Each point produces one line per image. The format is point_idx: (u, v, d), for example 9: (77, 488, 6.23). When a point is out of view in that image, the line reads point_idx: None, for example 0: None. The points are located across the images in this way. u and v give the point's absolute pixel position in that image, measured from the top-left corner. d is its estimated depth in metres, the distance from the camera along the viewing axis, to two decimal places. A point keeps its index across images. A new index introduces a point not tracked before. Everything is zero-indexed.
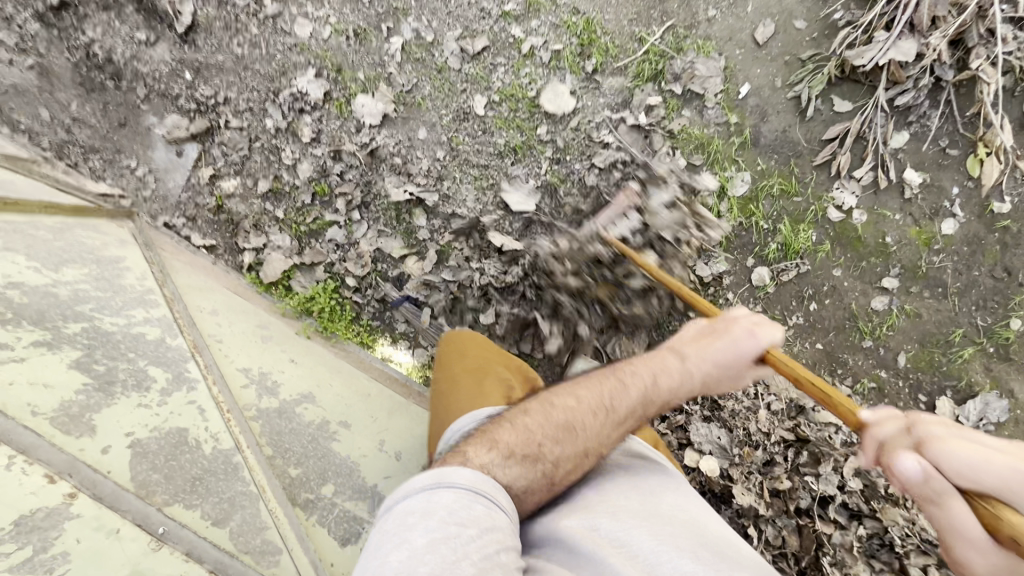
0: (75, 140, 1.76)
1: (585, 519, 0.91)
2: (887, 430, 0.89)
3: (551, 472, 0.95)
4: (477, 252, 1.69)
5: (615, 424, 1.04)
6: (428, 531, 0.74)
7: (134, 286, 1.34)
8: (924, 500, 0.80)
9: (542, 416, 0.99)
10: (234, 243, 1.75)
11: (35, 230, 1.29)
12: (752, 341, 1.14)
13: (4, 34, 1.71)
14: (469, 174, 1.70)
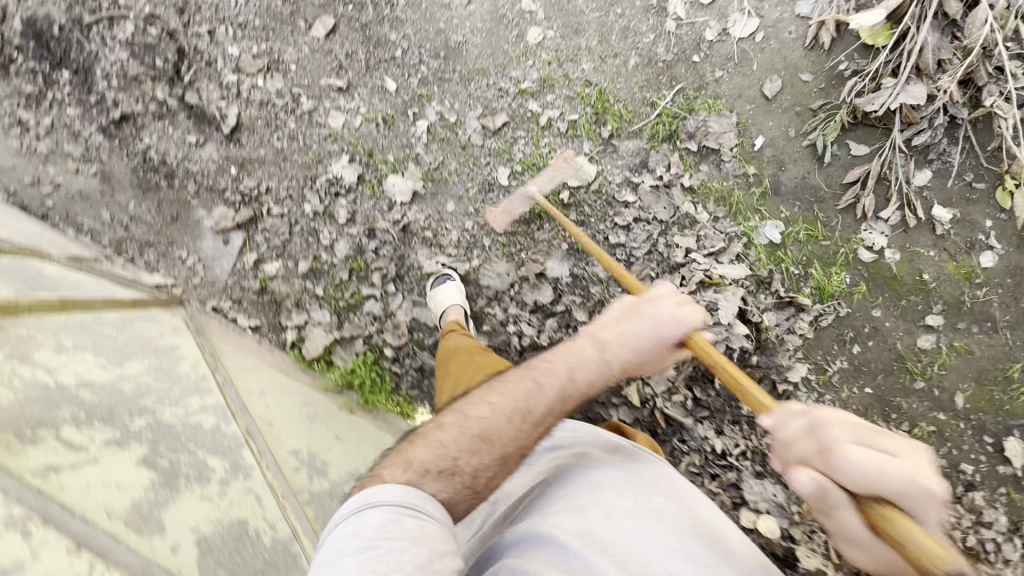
0: (130, 235, 1.89)
1: (579, 516, 0.93)
2: (791, 431, 0.81)
3: (472, 483, 0.95)
4: (510, 315, 1.73)
5: (531, 425, 1.02)
6: (359, 553, 0.75)
7: (189, 373, 1.40)
8: (817, 505, 0.78)
9: (456, 430, 0.99)
10: (277, 323, 1.83)
11: (99, 326, 1.40)
12: (672, 323, 1.12)
13: (73, 147, 1.90)
14: (497, 242, 1.77)
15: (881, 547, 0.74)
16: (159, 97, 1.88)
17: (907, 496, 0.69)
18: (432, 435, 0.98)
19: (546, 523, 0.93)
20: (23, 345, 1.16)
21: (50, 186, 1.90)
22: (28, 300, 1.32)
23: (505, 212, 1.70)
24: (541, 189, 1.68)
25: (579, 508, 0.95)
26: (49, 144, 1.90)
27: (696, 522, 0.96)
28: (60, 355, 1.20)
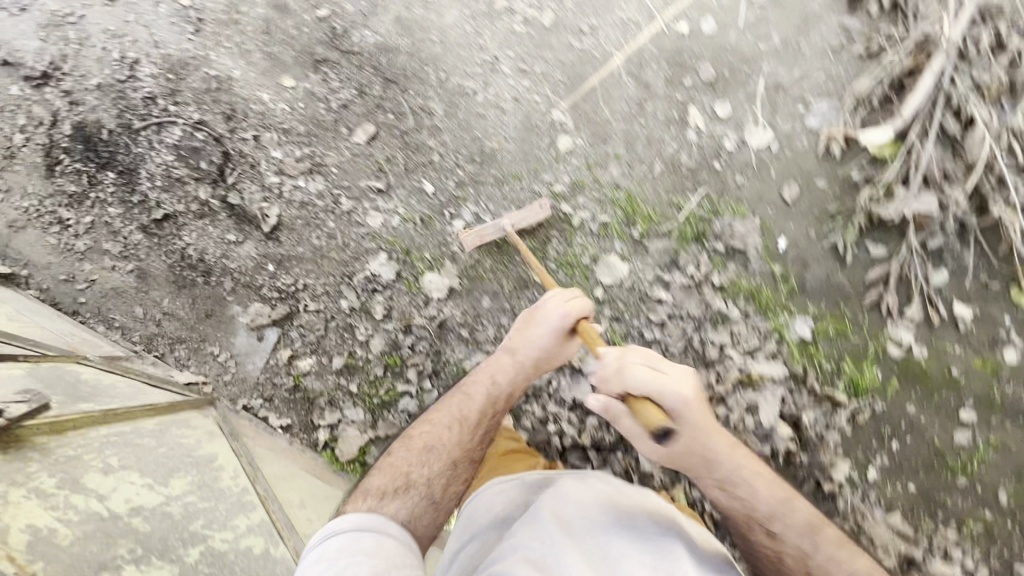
0: (162, 332, 1.88)
1: (563, 524, 1.08)
2: (602, 361, 1.22)
3: (427, 491, 1.25)
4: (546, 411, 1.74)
5: (472, 426, 1.36)
6: (328, 566, 0.99)
7: (231, 487, 1.35)
8: (608, 412, 1.22)
9: (406, 450, 1.32)
10: (309, 421, 1.80)
11: (140, 439, 1.36)
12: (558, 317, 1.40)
13: (111, 245, 1.92)
14: None
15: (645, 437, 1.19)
16: (202, 197, 1.93)
17: (678, 400, 1.14)
18: (397, 454, 1.31)
19: (534, 533, 1.06)
20: (72, 470, 1.13)
21: (84, 283, 1.90)
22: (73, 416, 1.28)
23: (478, 235, 1.82)
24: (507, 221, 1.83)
25: (564, 521, 1.09)
26: (86, 242, 1.92)
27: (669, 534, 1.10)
28: (108, 478, 1.16)
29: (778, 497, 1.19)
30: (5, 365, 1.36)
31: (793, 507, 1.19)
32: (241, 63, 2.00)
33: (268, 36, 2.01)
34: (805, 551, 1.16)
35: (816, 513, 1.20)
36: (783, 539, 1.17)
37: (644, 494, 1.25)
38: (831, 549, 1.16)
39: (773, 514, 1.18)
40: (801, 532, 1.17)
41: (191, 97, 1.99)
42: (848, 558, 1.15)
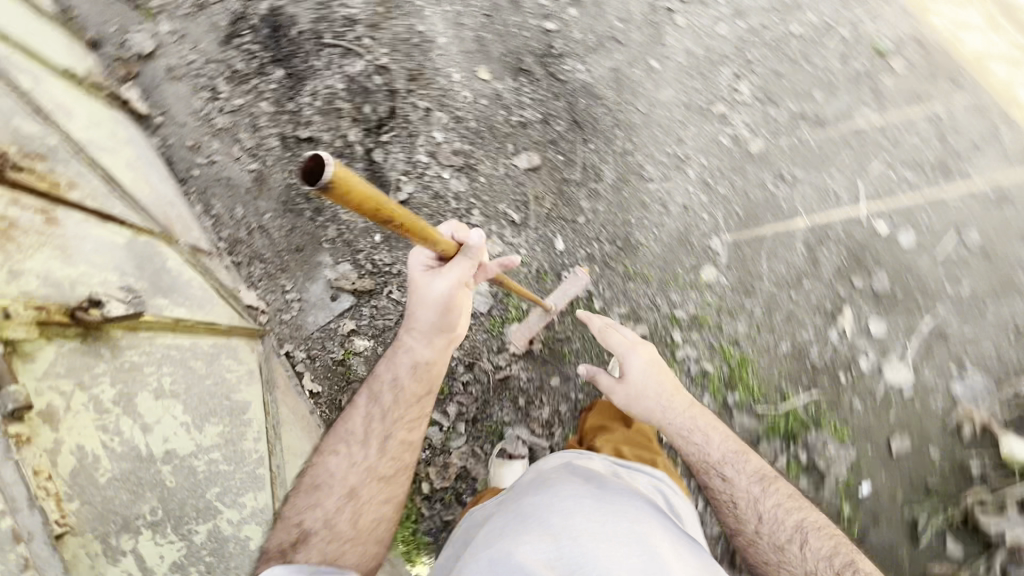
0: (249, 242, 1.83)
1: (549, 541, 0.98)
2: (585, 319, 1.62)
3: (327, 534, 1.12)
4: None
5: (365, 439, 1.22)
6: None
7: (252, 450, 1.28)
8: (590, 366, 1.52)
9: (302, 491, 1.18)
10: (337, 399, 1.76)
11: (195, 361, 1.28)
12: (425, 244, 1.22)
13: (246, 137, 1.87)
14: None
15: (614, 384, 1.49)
16: (349, 139, 1.87)
17: (631, 344, 1.52)
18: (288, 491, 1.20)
19: (517, 553, 0.95)
20: (130, 384, 1.10)
21: (204, 159, 1.86)
22: (150, 315, 1.22)
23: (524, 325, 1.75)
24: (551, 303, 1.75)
25: (551, 536, 0.99)
26: (226, 122, 1.88)
27: (657, 529, 1.04)
28: (157, 406, 1.12)
29: (731, 449, 1.37)
30: (109, 230, 1.31)
31: (743, 457, 1.35)
32: (449, 31, 1.91)
33: (487, 19, 1.92)
34: (755, 496, 1.29)
35: (766, 468, 1.34)
36: (734, 481, 1.32)
37: (607, 479, 1.19)
38: (777, 496, 1.29)
39: (723, 459, 1.35)
40: (749, 478, 1.32)
41: (387, 39, 1.91)
42: (799, 509, 1.27)
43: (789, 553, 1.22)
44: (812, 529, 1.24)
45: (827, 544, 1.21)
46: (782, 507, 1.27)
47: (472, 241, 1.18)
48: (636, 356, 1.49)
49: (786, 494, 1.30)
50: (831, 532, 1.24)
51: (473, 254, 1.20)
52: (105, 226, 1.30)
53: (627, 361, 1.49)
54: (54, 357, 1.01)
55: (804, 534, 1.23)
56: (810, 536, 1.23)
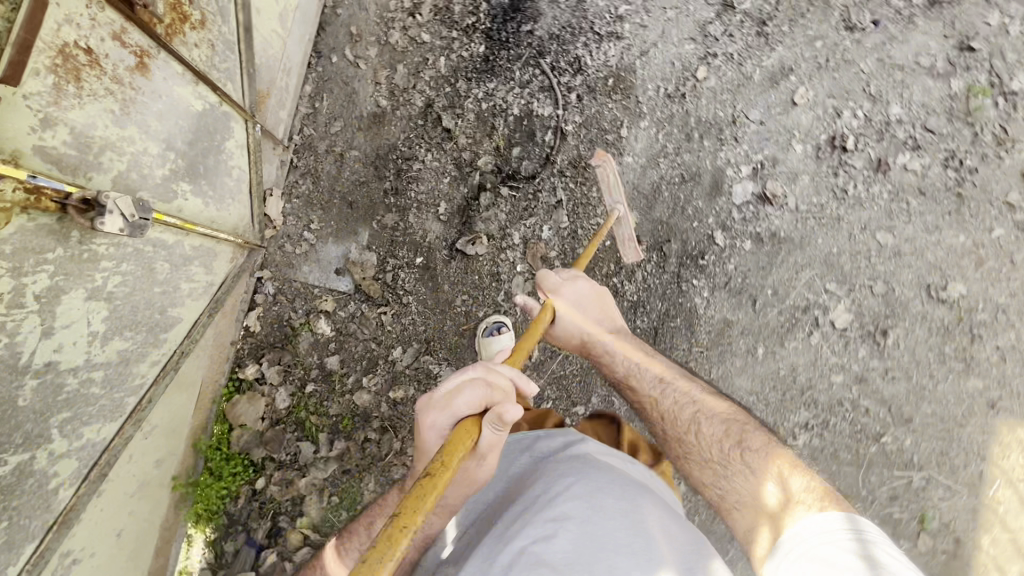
0: (319, 158, 1.68)
1: (536, 520, 0.86)
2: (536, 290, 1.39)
3: None
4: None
5: None
6: None
7: (138, 374, 1.22)
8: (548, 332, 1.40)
9: None
10: (264, 350, 1.66)
11: (161, 264, 1.20)
12: (434, 437, 0.93)
13: (401, 74, 1.69)
14: None
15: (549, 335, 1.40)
16: (477, 161, 1.70)
17: (562, 277, 1.40)
18: None
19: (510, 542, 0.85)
20: (70, 280, 0.96)
21: (351, 56, 1.68)
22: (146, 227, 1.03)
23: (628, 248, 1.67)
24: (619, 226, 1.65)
25: (535, 513, 0.87)
26: (397, 44, 1.69)
27: (653, 514, 0.89)
28: (79, 308, 1.00)
29: (638, 357, 1.30)
30: (196, 92, 1.16)
31: (651, 367, 1.28)
32: (641, 160, 1.75)
33: (678, 181, 1.76)
34: (660, 398, 1.21)
35: (674, 371, 1.27)
36: (639, 381, 1.26)
37: (585, 454, 1.03)
38: (677, 391, 1.20)
39: (630, 369, 1.29)
40: (653, 380, 1.24)
41: (588, 115, 1.73)
42: (705, 402, 1.16)
43: (696, 451, 1.09)
44: (706, 417, 1.11)
45: (721, 427, 1.08)
46: (686, 400, 1.17)
47: (505, 415, 0.91)
48: (567, 291, 1.37)
49: (693, 390, 1.20)
50: (732, 415, 1.12)
51: (501, 427, 0.92)
52: (192, 86, 1.15)
53: (562, 296, 1.37)
54: (9, 235, 0.82)
55: (700, 423, 1.11)
56: (703, 426, 1.10)
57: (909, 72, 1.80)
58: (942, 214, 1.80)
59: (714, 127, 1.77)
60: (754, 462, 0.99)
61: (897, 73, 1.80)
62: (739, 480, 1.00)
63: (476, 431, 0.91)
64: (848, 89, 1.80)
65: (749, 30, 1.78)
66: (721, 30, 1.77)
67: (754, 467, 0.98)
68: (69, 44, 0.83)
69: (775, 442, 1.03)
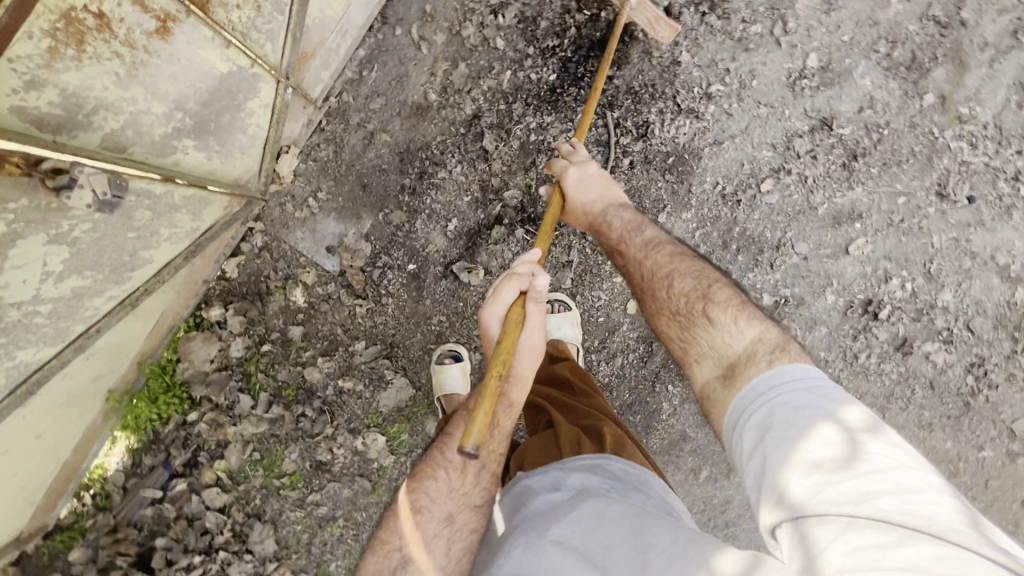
0: (348, 129, 1.60)
1: None
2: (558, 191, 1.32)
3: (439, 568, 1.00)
4: (216, 552, 1.65)
5: (463, 475, 1.05)
6: None
7: (92, 308, 1.21)
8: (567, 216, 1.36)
9: (398, 535, 1.02)
10: (234, 296, 1.65)
11: (143, 212, 1.15)
12: (493, 322, 1.09)
13: (460, 72, 1.58)
14: (301, 543, 1.68)
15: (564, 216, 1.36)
16: (503, 191, 1.60)
17: (570, 158, 1.35)
18: (389, 512, 1.08)
19: None
20: (30, 227, 0.93)
21: (416, 35, 1.57)
22: (136, 175, 1.02)
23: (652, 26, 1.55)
24: (631, 15, 1.53)
25: None
26: (468, 40, 1.57)
27: (589, 529, 0.84)
28: (37, 251, 0.97)
29: (630, 219, 1.28)
30: (224, 55, 1.10)
31: (639, 232, 1.25)
32: None
33: None
34: (642, 264, 1.20)
35: (662, 232, 1.24)
36: (627, 245, 1.24)
37: (535, 498, 0.98)
38: (662, 252, 1.19)
39: (622, 235, 1.26)
40: (638, 241, 1.23)
41: (634, 185, 1.62)
42: (681, 264, 1.16)
43: (668, 303, 1.13)
44: (680, 274, 1.13)
45: (693, 282, 1.11)
46: (665, 259, 1.18)
47: (538, 287, 1.09)
48: (573, 168, 1.32)
49: (675, 250, 1.20)
50: (703, 272, 1.13)
51: (540, 299, 1.09)
52: (222, 49, 1.08)
53: (569, 179, 1.31)
54: None
55: (673, 279, 1.14)
56: (676, 282, 1.12)
57: (979, 264, 1.65)
58: (942, 415, 1.71)
59: (755, 244, 1.65)
60: (718, 318, 1.04)
61: (966, 260, 1.65)
62: (704, 331, 1.05)
63: (522, 312, 1.08)
64: (908, 258, 1.66)
65: (836, 158, 1.62)
66: (807, 147, 1.61)
67: (719, 325, 1.03)
68: (76, 8, 0.85)
69: (739, 295, 1.08)
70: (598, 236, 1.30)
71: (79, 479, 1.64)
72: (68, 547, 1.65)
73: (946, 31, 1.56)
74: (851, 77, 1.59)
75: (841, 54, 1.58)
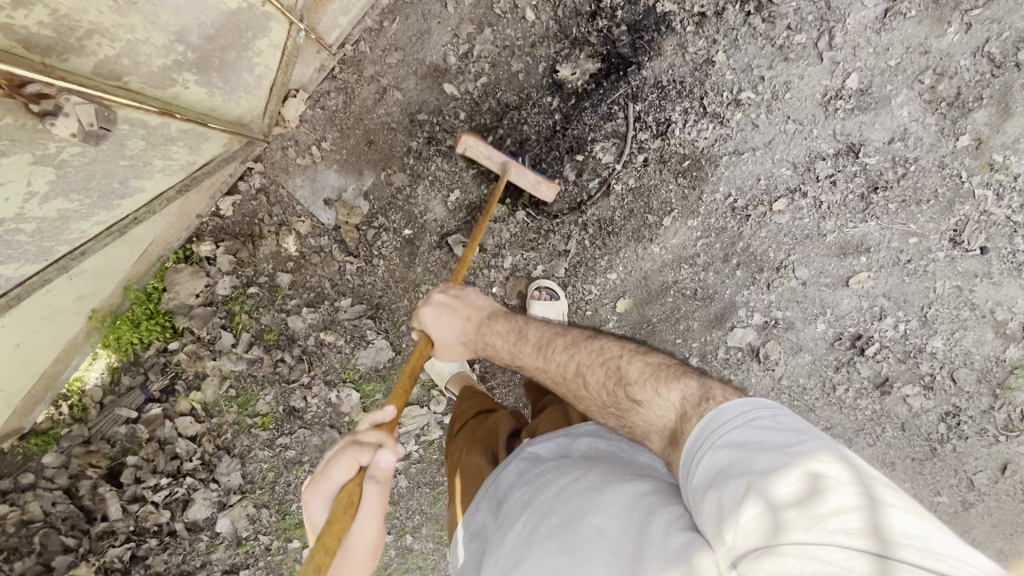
0: (360, 80, 1.55)
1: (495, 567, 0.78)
2: (431, 331, 1.15)
3: None
4: (183, 477, 1.69)
5: None
6: None
7: (77, 231, 1.19)
8: (444, 350, 1.18)
9: None
10: (227, 234, 1.64)
11: (136, 142, 1.12)
12: (315, 511, 0.82)
13: (483, 38, 1.52)
14: (265, 481, 1.72)
15: (449, 352, 1.18)
16: None
17: (419, 303, 1.18)
18: None
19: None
20: (13, 146, 0.92)
21: None
22: (117, 100, 1.01)
23: (537, 186, 1.51)
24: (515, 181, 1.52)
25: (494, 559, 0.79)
26: (496, 5, 1.50)
27: (590, 485, 0.79)
28: (21, 169, 0.96)
29: (504, 327, 1.12)
30: None
31: (525, 338, 1.09)
32: (666, 256, 1.62)
33: (689, 294, 1.64)
34: (545, 371, 1.04)
35: (548, 328, 1.09)
36: (520, 358, 1.09)
37: (543, 463, 0.93)
38: (558, 348, 1.04)
39: (512, 351, 1.10)
40: (529, 345, 1.07)
41: (644, 184, 1.58)
42: (581, 359, 1.00)
43: (592, 402, 0.96)
44: (585, 367, 0.98)
45: (602, 372, 0.95)
46: (563, 355, 1.03)
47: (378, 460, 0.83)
48: (426, 304, 1.17)
49: (569, 338, 1.04)
50: (603, 357, 0.97)
51: (378, 479, 0.83)
52: None
53: (429, 327, 1.15)
54: None
55: (581, 378, 0.98)
56: (588, 376, 0.96)
57: (976, 316, 1.62)
58: (907, 457, 1.72)
59: (756, 262, 1.62)
60: (643, 396, 0.88)
61: (964, 310, 1.62)
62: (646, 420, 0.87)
63: (357, 490, 0.83)
64: (906, 299, 1.63)
65: (856, 187, 1.57)
66: (828, 172, 1.56)
67: (648, 401, 0.87)
68: None
69: (655, 359, 0.93)
70: (486, 359, 1.15)
71: (57, 389, 1.66)
72: (42, 452, 1.68)
73: (999, 71, 1.48)
74: (889, 105, 1.52)
75: (883, 79, 1.50)
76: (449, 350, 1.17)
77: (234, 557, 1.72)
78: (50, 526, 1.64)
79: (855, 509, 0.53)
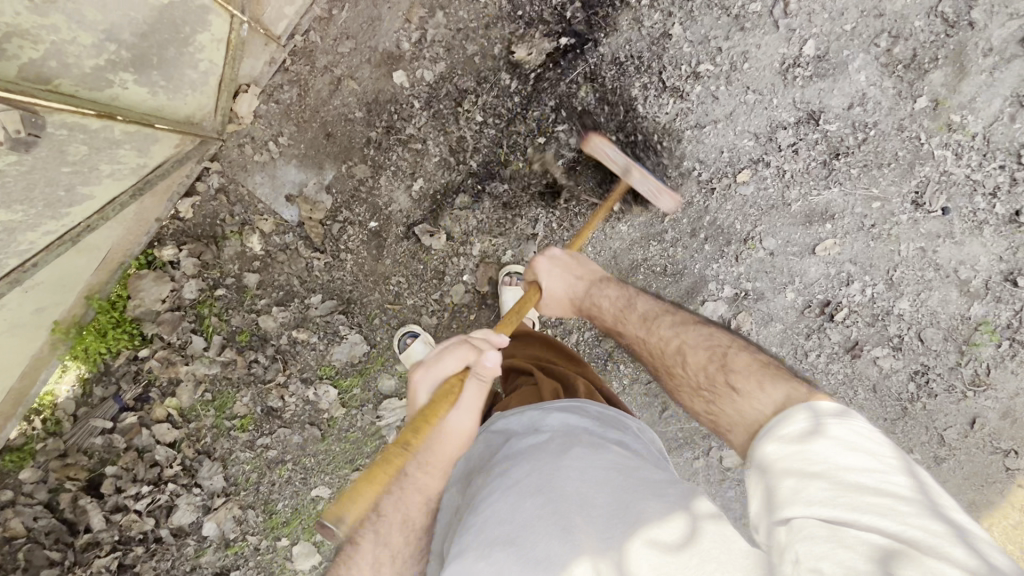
0: (313, 72, 1.52)
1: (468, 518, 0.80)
2: (546, 283, 1.26)
3: None
4: (165, 484, 1.68)
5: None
6: None
7: (24, 243, 1.15)
8: (548, 302, 1.28)
9: None
10: (191, 236, 1.62)
11: (77, 147, 1.09)
12: (422, 391, 0.98)
13: (436, 23, 1.50)
14: (247, 482, 1.71)
15: (551, 306, 1.29)
16: (472, 156, 1.56)
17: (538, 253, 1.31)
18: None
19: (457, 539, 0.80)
20: None
21: None
22: (47, 104, 0.98)
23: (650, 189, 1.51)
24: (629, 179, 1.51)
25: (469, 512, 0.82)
26: None
27: (570, 456, 0.79)
28: None
29: (616, 294, 1.21)
30: None
31: (634, 308, 1.17)
32: (634, 233, 1.64)
33: (659, 270, 1.66)
34: (643, 338, 1.11)
35: (658, 304, 1.16)
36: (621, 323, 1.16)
37: (513, 438, 0.91)
38: (664, 324, 1.10)
39: (616, 315, 1.18)
40: (634, 317, 1.15)
41: None
42: (688, 337, 1.04)
43: (685, 379, 1.01)
44: (692, 346, 1.02)
45: (705, 353, 0.99)
46: (667, 331, 1.08)
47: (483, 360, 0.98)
48: (543, 257, 1.29)
49: (680, 320, 1.10)
50: (719, 341, 1.01)
51: (481, 377, 0.98)
52: None
53: (544, 275, 1.26)
54: None
55: (683, 352, 1.03)
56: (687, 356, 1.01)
57: (941, 276, 1.64)
58: (880, 418, 1.74)
59: (723, 235, 1.63)
60: (742, 384, 0.88)
61: (930, 271, 1.64)
62: (735, 400, 0.88)
63: (461, 384, 0.98)
64: (873, 263, 1.65)
65: (818, 155, 1.57)
66: (790, 141, 1.56)
67: (744, 391, 0.87)
68: None
69: (766, 360, 0.93)
70: (591, 318, 1.24)
71: (27, 405, 1.63)
72: (18, 468, 1.66)
73: (953, 31, 1.48)
74: (846, 71, 1.52)
75: (840, 45, 1.50)
76: (552, 303, 1.28)
77: (222, 559, 1.71)
78: (33, 540, 1.63)
79: (783, 490, 0.62)
